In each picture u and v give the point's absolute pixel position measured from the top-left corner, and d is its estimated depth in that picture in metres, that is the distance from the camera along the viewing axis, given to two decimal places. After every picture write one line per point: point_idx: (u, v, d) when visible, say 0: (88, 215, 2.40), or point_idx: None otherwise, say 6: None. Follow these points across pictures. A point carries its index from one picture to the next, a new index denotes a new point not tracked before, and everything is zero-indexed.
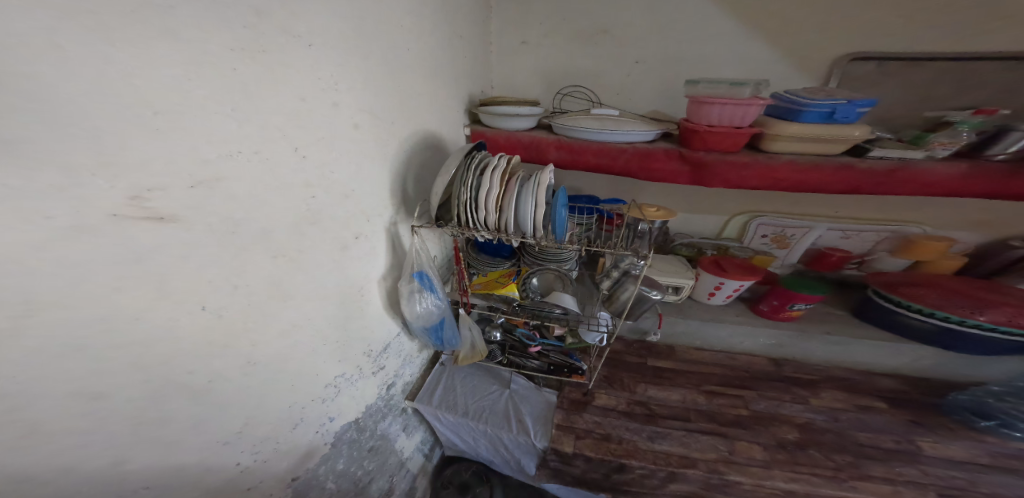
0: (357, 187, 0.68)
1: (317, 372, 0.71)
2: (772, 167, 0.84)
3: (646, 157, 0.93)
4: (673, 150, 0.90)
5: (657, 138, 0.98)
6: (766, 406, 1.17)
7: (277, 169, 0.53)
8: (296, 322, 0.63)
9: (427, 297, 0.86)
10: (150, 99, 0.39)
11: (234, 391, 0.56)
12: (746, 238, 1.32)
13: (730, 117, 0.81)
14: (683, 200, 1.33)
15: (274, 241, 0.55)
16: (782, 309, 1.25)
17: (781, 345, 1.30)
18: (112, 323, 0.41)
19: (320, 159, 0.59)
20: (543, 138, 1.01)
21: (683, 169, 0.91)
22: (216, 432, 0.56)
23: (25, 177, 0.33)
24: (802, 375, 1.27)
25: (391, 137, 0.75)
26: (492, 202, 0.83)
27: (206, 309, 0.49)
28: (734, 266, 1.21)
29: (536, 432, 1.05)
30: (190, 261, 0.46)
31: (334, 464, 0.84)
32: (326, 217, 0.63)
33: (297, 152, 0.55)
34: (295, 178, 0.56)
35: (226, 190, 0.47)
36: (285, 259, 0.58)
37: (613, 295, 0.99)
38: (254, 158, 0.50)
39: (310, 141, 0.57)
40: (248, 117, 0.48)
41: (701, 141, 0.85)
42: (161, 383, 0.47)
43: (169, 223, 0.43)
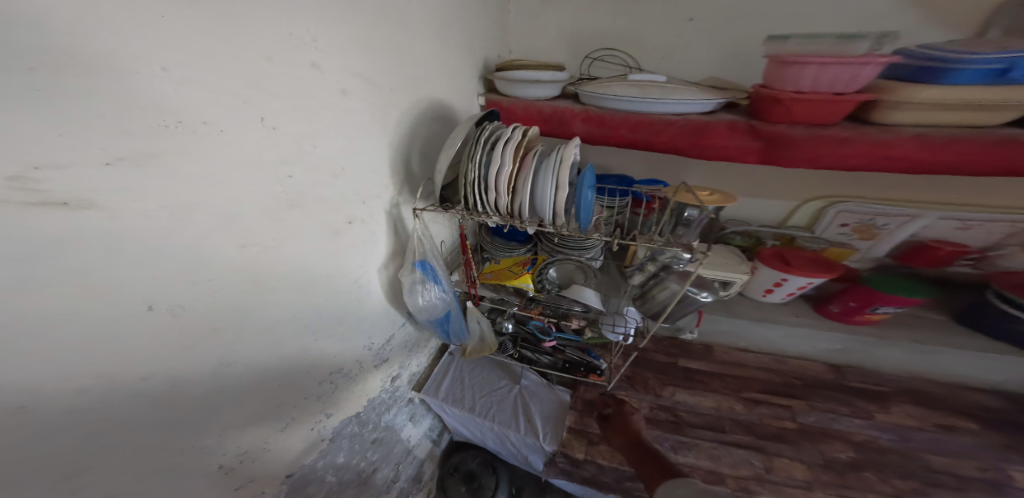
0: (349, 163, 0.59)
1: (308, 368, 0.65)
2: (886, 142, 0.65)
3: (703, 131, 0.77)
4: (739, 123, 0.74)
5: (717, 109, 0.82)
6: (817, 419, 1.07)
7: (242, 144, 0.44)
8: (279, 319, 0.56)
9: (430, 289, 0.78)
10: (37, 46, 0.29)
11: (200, 396, 0.49)
12: (818, 228, 1.10)
13: (829, 81, 0.65)
14: (739, 180, 1.11)
15: (243, 227, 0.47)
16: (858, 312, 1.07)
17: (846, 351, 1.16)
18: (21, 333, 0.33)
19: (299, 131, 0.50)
20: (568, 108, 0.87)
21: (754, 145, 0.74)
22: (195, 432, 0.50)
23: None
24: (867, 385, 1.14)
25: (391, 107, 0.65)
26: (502, 184, 0.72)
27: (154, 309, 0.41)
28: (803, 260, 1.03)
29: (547, 434, 0.98)
30: (122, 255, 0.37)
31: (334, 458, 0.80)
32: (309, 199, 0.54)
33: (260, 120, 0.45)
34: (265, 152, 0.47)
35: (163, 168, 0.38)
36: (257, 250, 0.49)
37: (647, 292, 0.86)
38: (205, 130, 0.40)
39: (279, 108, 0.47)
40: (192, 78, 0.38)
41: (786, 112, 0.69)
42: (104, 400, 0.40)
43: (82, 209, 0.34)
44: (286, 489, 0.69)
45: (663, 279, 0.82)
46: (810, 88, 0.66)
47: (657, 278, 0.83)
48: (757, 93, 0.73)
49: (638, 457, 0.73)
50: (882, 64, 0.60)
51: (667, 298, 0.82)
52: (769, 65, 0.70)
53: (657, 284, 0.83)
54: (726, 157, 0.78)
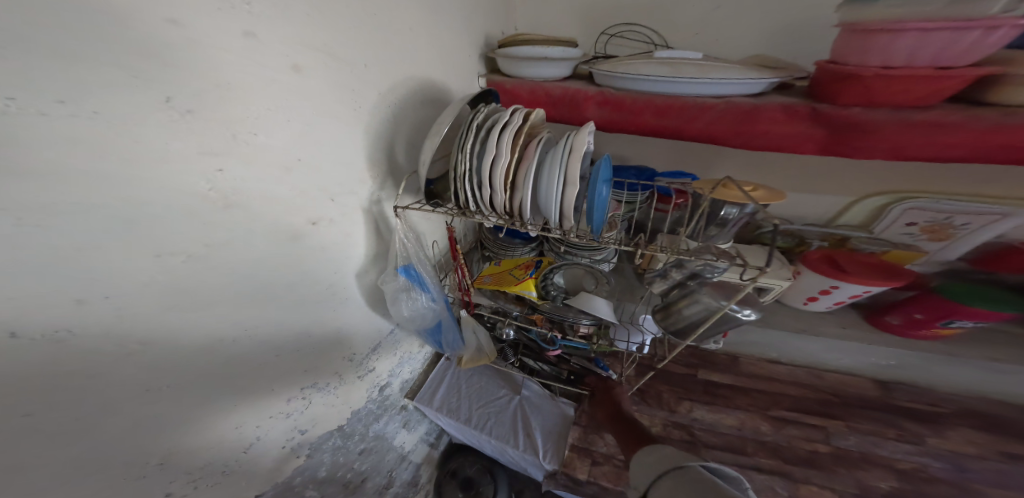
0: (308, 152, 0.47)
1: (272, 386, 0.57)
2: (1004, 127, 0.51)
3: (749, 116, 0.64)
4: (797, 107, 0.61)
5: (766, 90, 0.68)
6: (856, 443, 0.97)
7: (135, 129, 0.31)
8: (227, 335, 0.46)
9: (416, 298, 0.70)
10: None
11: (124, 435, 0.40)
12: (879, 226, 0.89)
13: (934, 52, 0.49)
14: (780, 171, 0.91)
15: (152, 232, 0.35)
16: (926, 325, 0.88)
17: (897, 370, 1.02)
18: None
19: (239, 117, 0.38)
20: (581, 90, 0.75)
21: (816, 133, 0.61)
22: (128, 466, 0.41)
23: None
24: (921, 405, 1.02)
25: (364, 86, 0.54)
26: (499, 180, 0.62)
27: (20, 338, 0.30)
28: (860, 266, 0.85)
29: (546, 452, 0.89)
30: None
31: (315, 472, 0.74)
32: (250, 196, 0.41)
33: (164, 101, 0.32)
34: (170, 144, 0.33)
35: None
36: (179, 261, 0.37)
37: (669, 306, 0.69)
38: (84, 117, 0.28)
39: (203, 85, 0.34)
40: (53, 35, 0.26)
41: (864, 91, 0.56)
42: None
43: None
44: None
45: (692, 290, 0.65)
46: (904, 61, 0.52)
47: (684, 289, 0.67)
48: (823, 68, 0.59)
49: (621, 433, 0.75)
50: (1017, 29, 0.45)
51: (695, 316, 0.64)
52: (844, 35, 0.55)
53: (684, 296, 0.66)
54: (777, 146, 0.65)
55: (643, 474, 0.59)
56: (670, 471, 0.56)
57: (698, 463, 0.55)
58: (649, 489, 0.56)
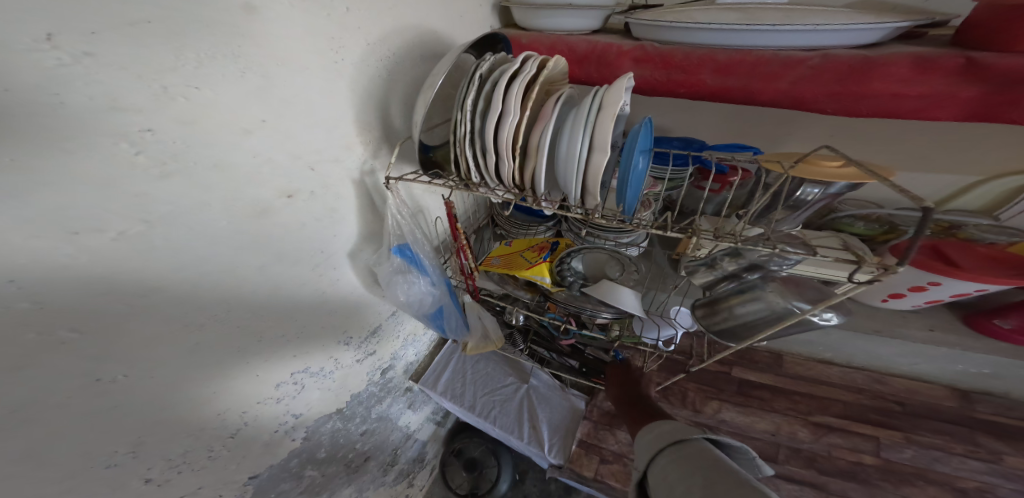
0: (273, 111, 0.39)
1: (258, 373, 0.53)
2: None
3: (859, 73, 0.47)
4: (930, 57, 0.44)
5: (875, 41, 0.52)
6: (912, 457, 0.85)
7: (12, 74, 0.24)
8: (193, 322, 0.40)
9: (415, 281, 0.64)
10: None
11: (78, 431, 0.35)
12: (1003, 212, 0.74)
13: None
14: (871, 146, 0.75)
15: (68, 206, 0.29)
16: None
17: (988, 381, 0.88)
18: None
19: (164, 63, 0.30)
20: (615, 44, 0.62)
21: (961, 93, 0.44)
22: (96, 460, 0.38)
23: None
24: (1002, 419, 0.88)
25: (350, 34, 0.46)
26: (507, 147, 0.53)
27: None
28: (978, 259, 0.64)
29: (552, 446, 0.85)
30: None
31: (314, 453, 0.72)
32: (204, 164, 0.35)
33: (43, 39, 0.24)
34: (64, 91, 0.26)
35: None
36: (105, 240, 0.31)
37: (716, 301, 0.58)
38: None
39: (101, 21, 0.26)
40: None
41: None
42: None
43: None
44: (250, 490, 0.61)
45: (750, 285, 0.54)
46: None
47: (740, 284, 0.56)
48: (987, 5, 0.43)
49: (630, 420, 0.65)
50: None
51: (753, 317, 0.54)
52: None
53: (739, 293, 0.55)
54: (897, 112, 0.48)
55: (639, 453, 0.51)
56: (665, 448, 0.48)
57: (700, 437, 0.48)
58: (646, 468, 0.49)
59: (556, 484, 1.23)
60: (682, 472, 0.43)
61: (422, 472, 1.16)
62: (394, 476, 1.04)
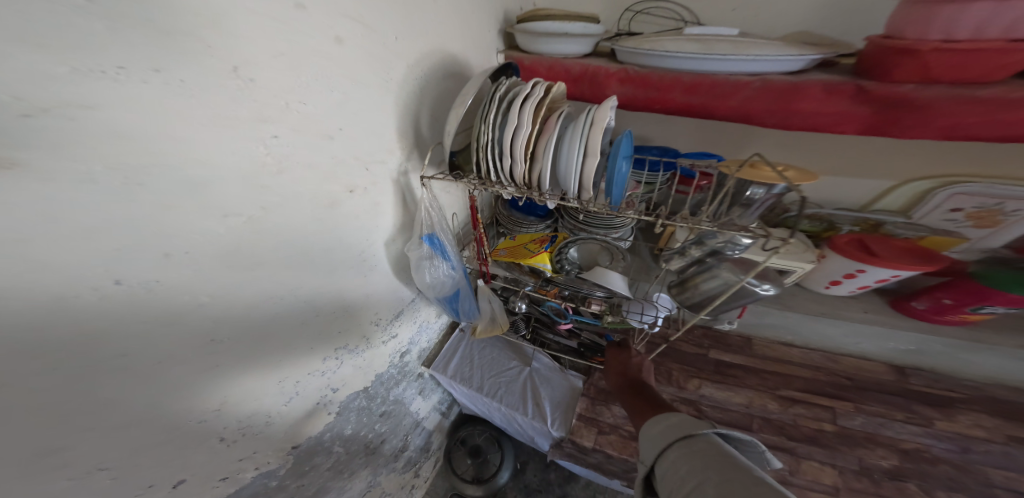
0: (347, 123, 0.50)
1: (311, 346, 0.61)
2: None
3: (790, 93, 0.61)
4: (841, 85, 0.58)
5: (805, 66, 0.66)
6: (862, 423, 0.98)
7: (214, 98, 0.35)
8: (275, 295, 0.50)
9: (439, 264, 0.73)
10: None
11: (184, 378, 0.43)
12: (917, 212, 0.84)
13: (1003, 26, 0.47)
14: (810, 153, 0.86)
15: (218, 194, 0.39)
16: (951, 311, 0.84)
17: (921, 356, 1.03)
18: None
19: (287, 87, 0.41)
20: (603, 66, 0.75)
21: (861, 111, 0.58)
22: (190, 411, 0.46)
23: None
24: (932, 390, 1.04)
25: (396, 60, 0.56)
26: (519, 151, 0.64)
27: (123, 284, 0.35)
28: (890, 248, 0.77)
29: (554, 419, 0.94)
30: (62, 223, 0.30)
31: (341, 430, 0.79)
32: (298, 165, 0.45)
33: (232, 70, 0.36)
34: (241, 110, 0.38)
35: (105, 119, 0.30)
36: (240, 222, 0.42)
37: (685, 280, 0.71)
38: (160, 81, 0.32)
39: (263, 57, 0.38)
40: (137, 15, 0.29)
41: (924, 67, 0.53)
42: (22, 404, 0.32)
43: (7, 172, 0.27)
44: (291, 460, 0.69)
45: (710, 267, 0.67)
46: (970, 35, 0.49)
47: (703, 266, 0.68)
48: (877, 46, 0.56)
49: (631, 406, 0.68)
50: None
51: (713, 290, 0.67)
52: (903, 12, 0.53)
53: (702, 273, 0.68)
54: (820, 126, 0.61)
55: (647, 445, 0.53)
56: (676, 442, 0.50)
57: (710, 431, 0.50)
58: (654, 462, 0.51)
59: (556, 473, 1.32)
60: (695, 467, 0.46)
61: (428, 461, 1.21)
62: (403, 464, 1.09)
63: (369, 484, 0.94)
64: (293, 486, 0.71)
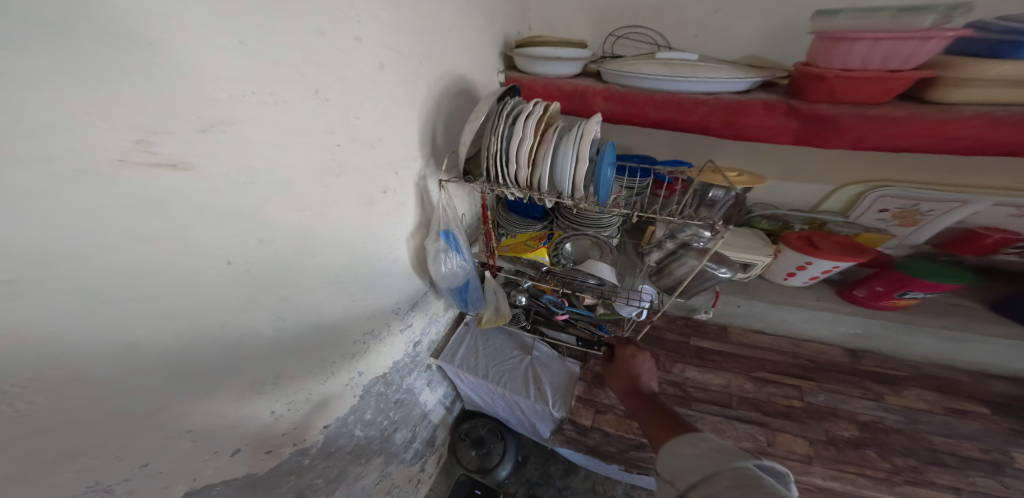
0: (385, 136, 0.60)
1: (347, 330, 0.67)
2: (945, 121, 0.55)
3: (736, 110, 0.70)
4: (776, 102, 0.67)
5: (753, 88, 0.76)
6: (825, 399, 0.97)
7: (299, 115, 0.44)
8: (324, 282, 0.57)
9: (453, 257, 0.82)
10: (136, 22, 0.30)
11: (255, 349, 0.51)
12: (854, 213, 0.94)
13: (882, 58, 0.56)
14: (766, 160, 0.97)
15: (297, 194, 0.47)
16: (884, 297, 0.94)
17: (868, 336, 1.04)
18: (145, 273, 0.36)
19: (348, 104, 0.50)
20: (590, 85, 0.85)
21: (791, 125, 0.66)
22: (252, 384, 0.54)
23: (11, 112, 0.26)
24: (881, 370, 1.03)
25: (419, 82, 0.66)
26: (524, 157, 0.74)
27: (233, 264, 0.43)
28: (833, 243, 0.87)
29: (556, 401, 1.00)
30: (210, 213, 0.39)
31: (362, 414, 0.85)
32: (353, 168, 0.55)
33: (318, 94, 0.46)
34: (318, 122, 0.47)
35: (240, 134, 0.39)
36: (309, 216, 0.50)
37: (662, 269, 0.82)
38: (268, 101, 0.41)
39: (334, 82, 0.47)
40: (260, 52, 0.39)
41: (828, 90, 0.61)
42: (149, 361, 0.40)
43: (184, 171, 0.36)
44: (321, 440, 0.75)
45: (681, 256, 0.77)
46: (859, 65, 0.57)
47: (675, 255, 0.78)
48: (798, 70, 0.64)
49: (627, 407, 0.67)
50: (951, 37, 0.51)
51: (683, 275, 0.77)
52: (814, 42, 0.60)
53: (674, 260, 0.78)
54: (760, 138, 0.71)
55: (676, 468, 0.50)
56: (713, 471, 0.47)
57: (750, 463, 0.46)
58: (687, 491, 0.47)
59: (556, 467, 1.37)
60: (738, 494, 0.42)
61: (433, 457, 1.22)
62: (412, 456, 1.10)
63: (380, 474, 0.97)
64: (320, 465, 0.77)
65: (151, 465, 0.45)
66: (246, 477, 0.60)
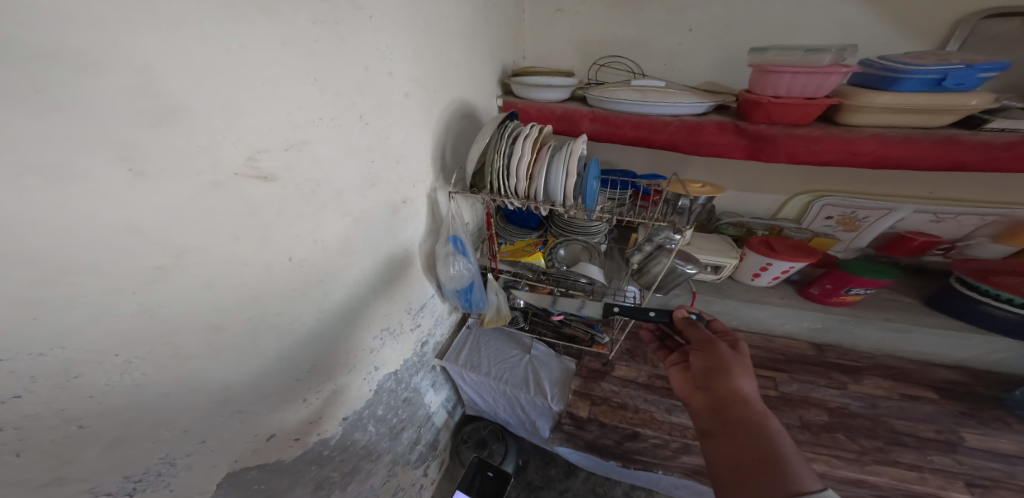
0: (406, 153, 0.70)
1: (370, 324, 0.72)
2: (849, 140, 0.68)
3: (696, 130, 0.84)
4: (727, 123, 0.80)
5: (710, 111, 0.90)
6: (798, 389, 0.92)
7: (347, 135, 0.55)
8: (354, 280, 0.64)
9: (460, 261, 0.91)
10: (256, 70, 0.40)
11: (306, 335, 0.58)
12: (806, 219, 1.08)
13: (801, 88, 0.70)
14: (730, 174, 1.11)
15: (346, 201, 0.57)
16: (834, 294, 0.97)
17: (828, 329, 1.01)
18: (235, 266, 0.44)
19: (379, 127, 0.61)
20: (576, 109, 0.97)
21: (740, 143, 0.79)
22: (294, 370, 0.58)
23: (185, 138, 0.36)
24: (845, 362, 0.99)
25: (434, 106, 0.76)
26: (523, 171, 0.84)
27: (294, 261, 0.51)
28: (787, 246, 0.99)
29: (554, 395, 1.07)
30: (285, 216, 0.48)
31: (375, 410, 0.83)
32: (382, 180, 0.65)
33: (361, 119, 0.57)
34: (360, 143, 0.57)
35: (310, 152, 0.49)
36: (347, 221, 0.59)
37: (642, 267, 0.91)
38: (331, 125, 0.51)
39: (371, 109, 0.58)
40: (326, 85, 0.49)
41: (765, 113, 0.74)
42: (231, 343, 0.47)
43: (271, 182, 0.45)
44: (341, 431, 0.72)
45: (655, 255, 0.87)
46: (786, 93, 0.71)
47: (651, 255, 0.88)
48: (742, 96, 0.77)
49: (711, 407, 0.59)
50: (846, 73, 0.66)
51: (659, 272, 0.87)
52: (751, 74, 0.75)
53: (650, 259, 0.88)
54: (717, 153, 0.83)
55: None
56: None
57: None
58: None
59: (555, 471, 1.37)
60: None
61: (434, 463, 1.21)
62: (417, 457, 1.09)
63: (388, 474, 0.93)
64: (347, 464, 0.76)
65: (207, 443, 0.49)
66: (277, 464, 0.60)
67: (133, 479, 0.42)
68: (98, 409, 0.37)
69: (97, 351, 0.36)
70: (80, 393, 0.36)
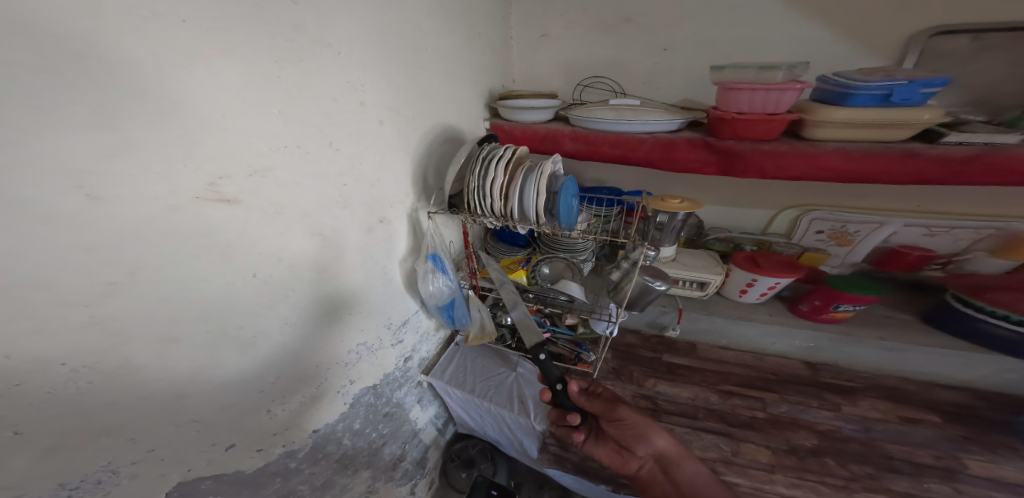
0: (382, 175, 0.74)
1: (342, 338, 0.75)
2: (813, 155, 0.68)
3: (668, 148, 0.84)
4: (697, 139, 0.80)
5: (683, 128, 0.89)
6: (786, 410, 0.88)
7: (315, 160, 0.59)
8: (324, 294, 0.68)
9: (438, 278, 0.91)
10: (218, 105, 0.46)
11: (271, 346, 0.61)
12: (796, 235, 1.05)
13: (761, 104, 0.70)
14: (715, 189, 1.10)
15: (313, 221, 0.61)
16: (823, 311, 0.93)
17: (821, 348, 0.97)
18: (193, 282, 0.48)
19: (349, 152, 0.65)
20: (558, 129, 0.96)
21: (711, 158, 0.79)
22: (254, 379, 0.61)
23: (143, 167, 0.41)
24: (840, 382, 0.94)
25: (412, 132, 0.80)
26: (496, 192, 0.84)
27: (257, 277, 0.56)
28: (772, 261, 0.97)
29: (537, 413, 1.00)
30: (247, 235, 0.53)
31: (351, 423, 0.84)
32: (354, 203, 0.69)
33: (331, 146, 0.61)
34: (330, 168, 0.62)
35: (272, 177, 0.54)
36: (316, 240, 0.63)
37: (618, 283, 0.89)
38: (297, 152, 0.56)
39: (339, 136, 0.62)
40: (291, 116, 0.54)
41: (731, 129, 0.74)
42: (191, 353, 0.51)
43: (233, 205, 0.50)
44: (310, 444, 0.74)
45: (628, 271, 0.86)
46: (748, 109, 0.71)
47: (627, 271, 0.87)
48: (709, 113, 0.77)
49: (655, 470, 0.71)
50: (801, 89, 0.66)
51: (635, 289, 0.85)
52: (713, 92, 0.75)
53: (626, 275, 0.86)
54: (690, 169, 0.83)
55: None
56: None
57: None
58: None
59: (549, 494, 1.25)
60: None
61: (422, 481, 1.11)
62: (401, 476, 1.02)
63: (369, 489, 0.89)
64: (320, 477, 0.77)
65: (156, 451, 0.50)
66: (236, 475, 0.61)
67: (68, 487, 0.43)
68: (38, 417, 0.40)
69: (42, 359, 0.39)
70: (19, 401, 0.38)
